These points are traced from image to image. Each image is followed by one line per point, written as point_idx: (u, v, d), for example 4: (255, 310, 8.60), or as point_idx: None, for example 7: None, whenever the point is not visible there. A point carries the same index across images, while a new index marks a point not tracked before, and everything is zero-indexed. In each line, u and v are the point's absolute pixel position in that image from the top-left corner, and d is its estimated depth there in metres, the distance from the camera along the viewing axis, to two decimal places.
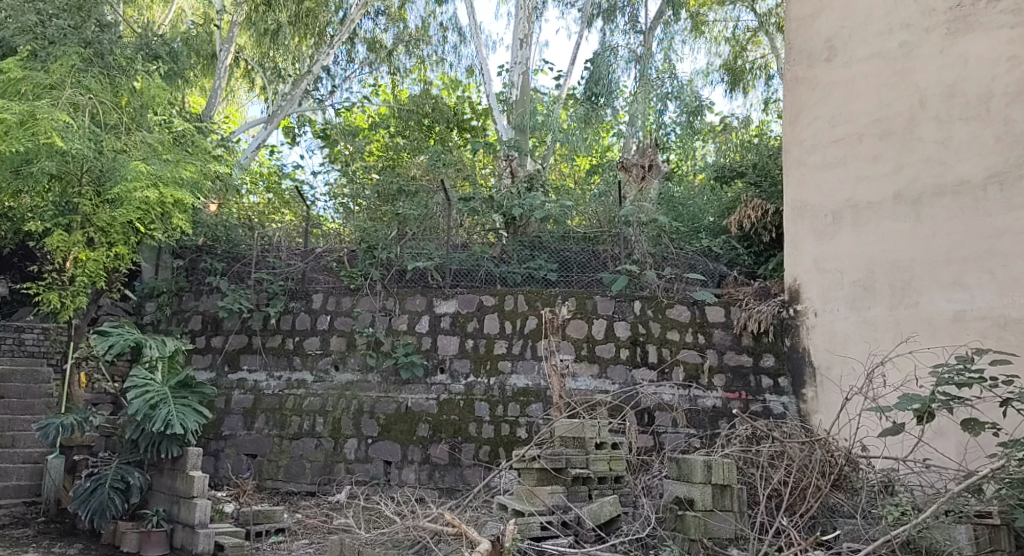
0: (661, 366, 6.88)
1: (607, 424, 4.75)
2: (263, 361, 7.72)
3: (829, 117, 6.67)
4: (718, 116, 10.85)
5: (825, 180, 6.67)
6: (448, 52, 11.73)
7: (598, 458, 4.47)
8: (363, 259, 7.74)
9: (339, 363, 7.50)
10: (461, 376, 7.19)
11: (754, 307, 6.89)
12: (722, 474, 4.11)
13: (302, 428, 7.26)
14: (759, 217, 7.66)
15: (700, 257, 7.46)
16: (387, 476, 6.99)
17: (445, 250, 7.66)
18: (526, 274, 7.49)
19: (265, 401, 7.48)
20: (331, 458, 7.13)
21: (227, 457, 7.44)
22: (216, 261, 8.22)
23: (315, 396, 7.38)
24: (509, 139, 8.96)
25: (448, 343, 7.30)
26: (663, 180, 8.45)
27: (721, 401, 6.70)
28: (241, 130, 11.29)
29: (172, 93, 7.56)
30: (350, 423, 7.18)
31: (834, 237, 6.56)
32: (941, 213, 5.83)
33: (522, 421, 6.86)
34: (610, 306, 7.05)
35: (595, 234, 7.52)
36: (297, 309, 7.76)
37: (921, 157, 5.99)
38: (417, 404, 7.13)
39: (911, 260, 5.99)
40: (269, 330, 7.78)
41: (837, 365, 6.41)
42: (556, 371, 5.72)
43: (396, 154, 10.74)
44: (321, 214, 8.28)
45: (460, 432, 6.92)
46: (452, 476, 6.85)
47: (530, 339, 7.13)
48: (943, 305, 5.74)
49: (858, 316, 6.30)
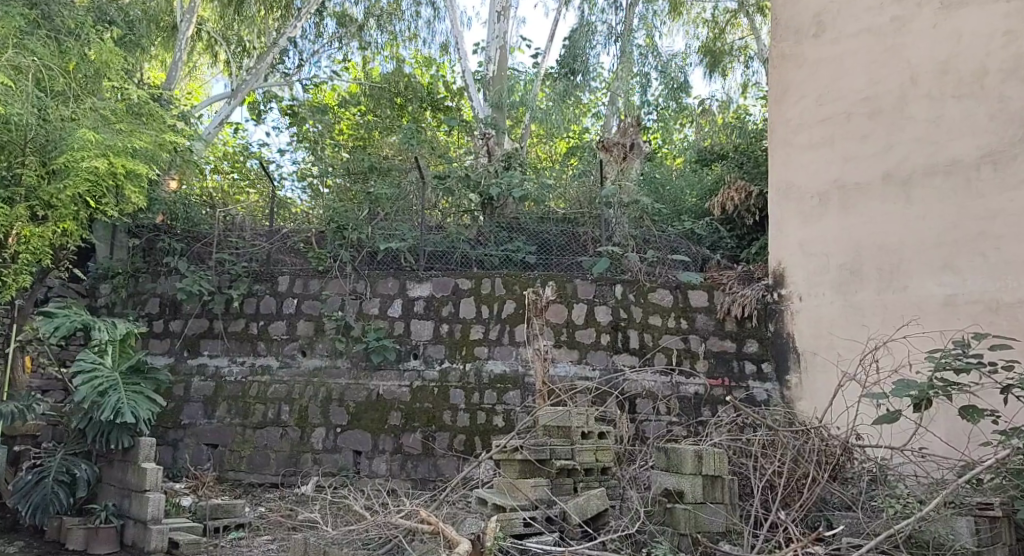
0: (642, 352, 6.66)
1: (594, 412, 4.53)
2: (226, 346, 7.32)
3: (816, 95, 6.48)
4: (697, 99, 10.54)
5: (811, 160, 6.48)
6: (422, 28, 11.28)
7: (583, 449, 4.26)
8: (332, 239, 7.37)
9: (306, 349, 7.15)
10: (435, 362, 6.90)
11: (738, 291, 6.69)
12: (713, 465, 3.90)
13: (266, 417, 6.90)
14: (743, 199, 7.41)
15: (683, 239, 7.26)
16: (356, 466, 6.68)
17: (419, 231, 7.32)
18: (503, 256, 7.21)
19: (227, 388, 7.10)
20: (297, 448, 6.80)
21: (186, 448, 7.01)
22: (176, 241, 7.69)
23: (280, 383, 7.02)
24: (486, 117, 8.62)
25: (422, 327, 7.00)
26: (645, 162, 8.20)
27: (704, 388, 6.49)
28: (202, 107, 10.68)
29: (127, 61, 7.11)
30: (317, 412, 6.85)
31: (821, 219, 6.37)
32: (933, 194, 5.66)
33: (498, 409, 6.61)
34: (590, 289, 6.80)
35: (576, 215, 7.33)
36: (262, 292, 7.36)
37: (912, 136, 5.81)
38: (388, 392, 6.82)
39: (900, 243, 5.82)
40: (232, 314, 7.38)
41: (823, 351, 6.24)
42: (542, 357, 5.62)
43: (368, 133, 10.23)
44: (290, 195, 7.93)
45: (434, 420, 6.65)
46: (424, 467, 6.56)
47: (508, 323, 6.87)
48: (934, 289, 5.59)
49: (845, 300, 6.13)
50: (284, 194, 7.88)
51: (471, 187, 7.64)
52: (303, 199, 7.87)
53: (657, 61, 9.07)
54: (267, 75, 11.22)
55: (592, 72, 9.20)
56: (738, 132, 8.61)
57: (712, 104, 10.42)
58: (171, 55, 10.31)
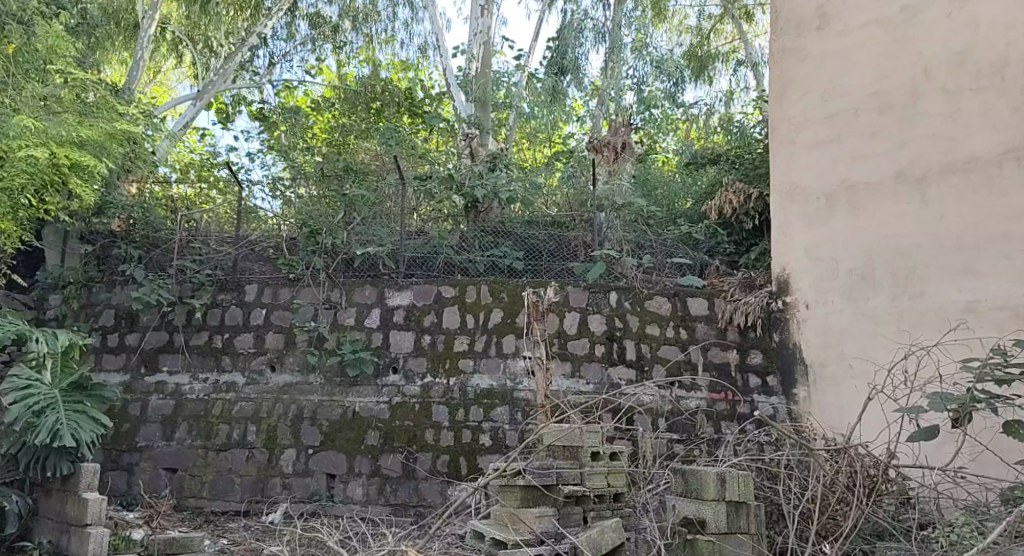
0: (640, 364, 6.21)
1: (604, 429, 4.03)
2: (187, 362, 6.70)
3: (820, 90, 6.16)
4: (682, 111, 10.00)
5: (815, 160, 6.14)
6: (399, 29, 10.64)
7: (594, 473, 3.80)
8: (304, 245, 6.85)
9: (276, 364, 6.57)
10: (416, 376, 6.37)
11: (740, 299, 6.32)
12: (736, 491, 3.50)
13: (230, 438, 6.32)
14: (742, 202, 7.06)
15: (680, 244, 6.87)
16: (330, 491, 6.12)
17: (398, 236, 6.85)
18: (489, 263, 6.77)
19: (187, 407, 6.49)
20: (264, 472, 6.21)
21: (141, 473, 6.36)
22: (132, 247, 7.05)
23: (247, 401, 6.45)
24: (470, 116, 8.23)
25: (402, 339, 6.48)
26: (637, 164, 7.81)
27: (705, 403, 6.04)
28: (164, 109, 10.04)
29: (76, 49, 6.54)
30: (287, 432, 6.29)
31: (828, 221, 6.01)
32: (949, 194, 5.30)
33: (485, 427, 6.12)
34: (583, 297, 6.35)
35: (566, 219, 6.88)
36: (227, 302, 6.82)
37: (926, 132, 5.45)
38: (366, 409, 6.29)
39: (916, 246, 5.46)
40: (194, 326, 6.79)
41: (832, 362, 5.85)
42: (542, 366, 5.08)
43: (343, 137, 9.59)
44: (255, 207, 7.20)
45: (415, 440, 6.12)
46: (405, 490, 6.02)
47: (495, 334, 6.38)
48: (953, 295, 5.22)
49: (856, 308, 5.76)
50: (253, 202, 7.21)
51: (455, 189, 7.17)
52: (272, 211, 7.17)
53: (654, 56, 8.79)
54: (236, 77, 10.59)
55: (581, 71, 8.79)
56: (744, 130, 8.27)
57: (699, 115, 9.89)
58: (131, 54, 9.68)
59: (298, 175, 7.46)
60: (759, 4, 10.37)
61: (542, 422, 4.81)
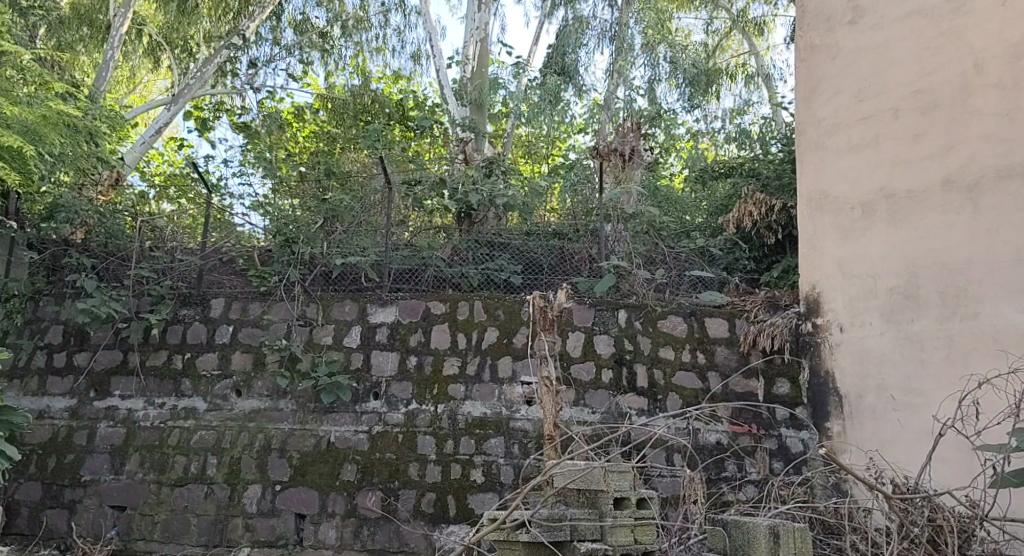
0: (652, 392, 5.52)
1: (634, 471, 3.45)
2: (142, 385, 5.92)
3: (854, 90, 5.60)
4: (686, 130, 8.82)
5: (849, 166, 5.56)
6: (391, 37, 10.06)
7: (618, 526, 3.16)
8: (278, 256, 6.18)
9: (241, 388, 5.81)
10: (400, 403, 5.65)
11: (765, 320, 5.66)
12: (793, 548, 2.90)
13: (188, 472, 5.57)
14: (763, 214, 6.50)
15: (696, 258, 6.24)
16: (299, 534, 5.37)
17: (383, 246, 6.16)
18: (483, 277, 6.11)
19: (140, 437, 5.72)
20: (224, 511, 5.45)
21: (84, 511, 5.58)
22: (86, 256, 6.27)
23: (207, 429, 5.69)
24: (463, 118, 7.65)
25: (385, 360, 5.77)
26: (646, 173, 7.24)
27: (727, 437, 5.36)
28: (136, 114, 9.33)
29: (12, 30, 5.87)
30: (252, 465, 5.54)
31: (863, 234, 5.41)
32: (1008, 201, 4.65)
33: (477, 462, 5.41)
34: (588, 315, 5.68)
35: (568, 229, 6.25)
36: (189, 318, 6.08)
37: (978, 132, 4.84)
38: (342, 440, 5.55)
39: (968, 260, 4.80)
40: (151, 345, 6.03)
41: (870, 394, 5.19)
42: (552, 388, 4.42)
43: (330, 144, 8.93)
44: (230, 224, 6.40)
45: (397, 475, 5.41)
46: (384, 534, 5.29)
47: (489, 356, 5.70)
48: (1014, 317, 4.52)
49: (897, 331, 5.10)
50: (233, 219, 6.43)
51: (445, 195, 6.58)
52: (258, 231, 6.36)
53: (669, 49, 8.08)
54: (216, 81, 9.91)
55: (583, 79, 8.26)
56: (762, 140, 7.57)
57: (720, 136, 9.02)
58: (100, 58, 9.03)
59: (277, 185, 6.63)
60: (770, 16, 9.70)
61: (554, 459, 4.17)
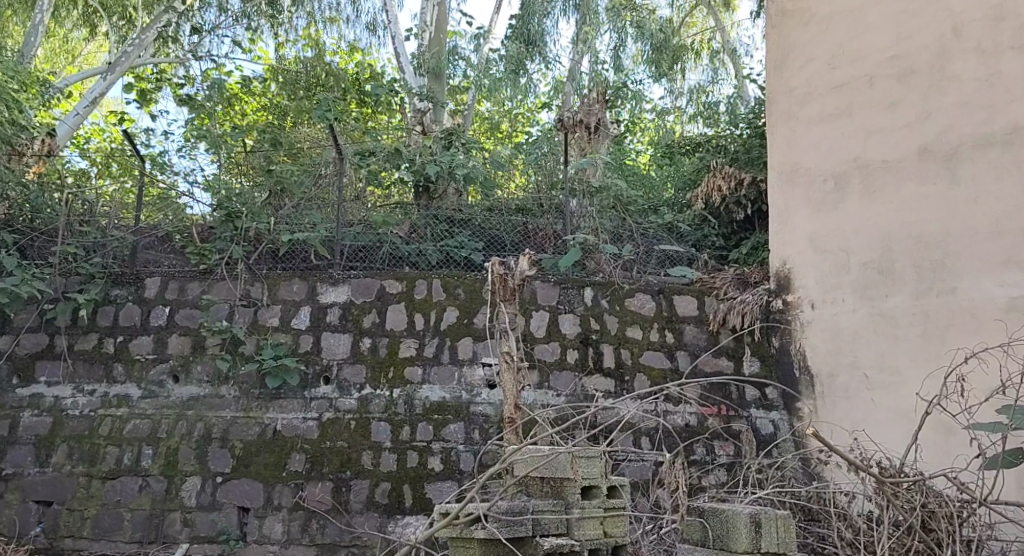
0: (619, 373, 5.26)
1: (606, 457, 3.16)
2: (70, 371, 5.45)
3: (828, 57, 5.39)
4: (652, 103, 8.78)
5: (822, 136, 5.36)
6: (345, 6, 9.41)
7: (586, 518, 2.88)
8: (222, 231, 5.73)
9: (180, 373, 5.39)
10: (353, 388, 5.30)
11: (735, 298, 5.45)
12: (774, 536, 2.66)
13: (120, 464, 5.14)
14: (732, 188, 6.29)
15: (664, 235, 5.99)
16: (242, 529, 4.99)
17: (333, 222, 5.78)
18: (443, 254, 5.79)
19: (67, 427, 5.27)
20: (160, 505, 5.04)
21: (5, 508, 5.11)
22: (7, 232, 5.72)
23: (141, 418, 5.26)
24: (421, 88, 7.29)
25: (336, 342, 5.40)
26: (613, 146, 7.07)
27: (696, 418, 5.12)
28: (70, 83, 8.73)
29: None
30: (190, 455, 5.13)
31: (837, 207, 5.21)
32: (986, 170, 4.47)
33: (435, 449, 5.11)
34: (553, 294, 5.37)
35: (532, 205, 5.94)
36: (122, 298, 5.63)
37: (956, 99, 4.64)
38: (289, 428, 5.18)
39: (945, 233, 4.62)
40: (80, 327, 5.57)
41: (843, 372, 5.00)
42: (510, 366, 4.14)
43: (281, 117, 8.46)
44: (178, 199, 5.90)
45: (349, 464, 5.06)
46: (335, 527, 4.95)
47: (448, 337, 5.38)
48: (992, 291, 4.35)
49: (871, 307, 4.92)
50: (179, 198, 5.91)
51: (402, 166, 6.22)
52: (205, 208, 5.84)
53: (634, 17, 7.62)
54: (158, 50, 9.36)
55: (551, 52, 7.86)
56: (730, 115, 7.39)
57: (687, 113, 8.93)
58: (29, 23, 8.44)
59: (226, 164, 6.07)
60: None
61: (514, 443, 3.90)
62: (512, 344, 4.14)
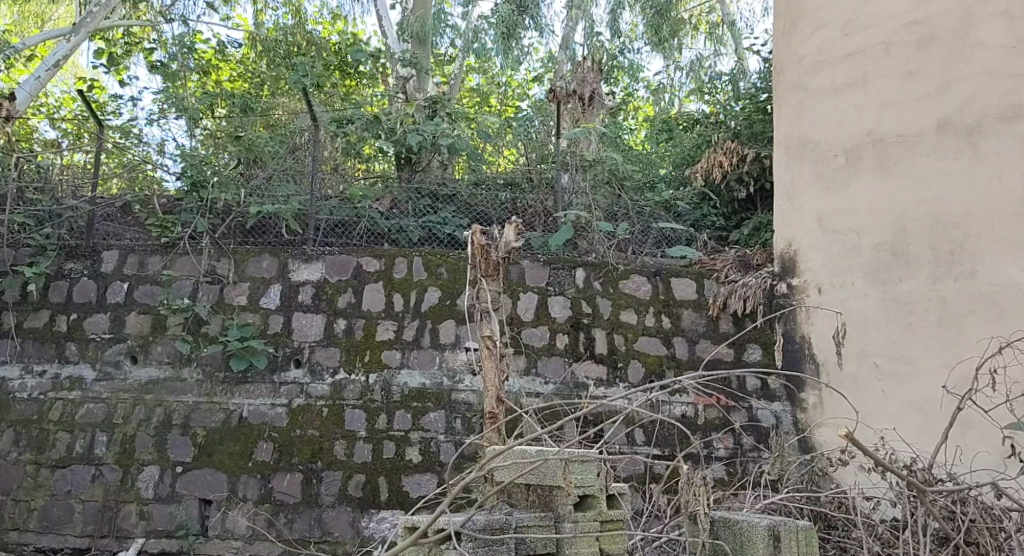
0: (611, 359, 4.91)
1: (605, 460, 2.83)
2: (19, 349, 5.05)
3: (840, 23, 5.01)
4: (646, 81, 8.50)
5: (833, 108, 5.00)
6: None
7: (579, 537, 2.55)
8: (186, 202, 5.31)
9: (138, 353, 4.99)
10: (325, 372, 4.92)
11: (737, 281, 5.10)
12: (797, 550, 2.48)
13: (71, 451, 4.75)
14: (734, 165, 5.93)
15: (659, 213, 5.63)
16: (204, 522, 4.62)
17: (307, 194, 5.36)
18: (424, 231, 5.40)
19: (14, 411, 4.87)
20: (115, 497, 4.66)
21: None
22: None
23: (95, 402, 4.86)
24: (404, 53, 6.85)
25: (308, 323, 5.02)
26: (609, 119, 6.69)
27: (693, 409, 4.80)
28: (33, 45, 8.22)
29: None
30: (148, 443, 4.75)
31: (847, 184, 4.85)
32: (1012, 145, 4.13)
33: (413, 439, 4.75)
34: (542, 275, 5.01)
35: (519, 179, 5.62)
36: (76, 273, 5.19)
37: (981, 68, 4.29)
38: (256, 415, 4.80)
39: (964, 213, 4.29)
40: (30, 304, 5.14)
41: (851, 361, 4.68)
42: (495, 353, 3.77)
43: (258, 84, 7.99)
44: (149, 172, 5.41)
45: (320, 454, 4.70)
46: (304, 522, 4.59)
47: (430, 319, 5.00)
48: (1016, 275, 4.03)
49: (882, 292, 4.58)
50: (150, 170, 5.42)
51: (380, 135, 5.71)
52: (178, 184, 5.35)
53: None
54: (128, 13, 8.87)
55: (544, 19, 7.44)
56: (731, 89, 7.05)
57: (684, 88, 8.56)
58: None
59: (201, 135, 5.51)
60: None
61: (493, 443, 3.62)
62: (494, 327, 3.77)
